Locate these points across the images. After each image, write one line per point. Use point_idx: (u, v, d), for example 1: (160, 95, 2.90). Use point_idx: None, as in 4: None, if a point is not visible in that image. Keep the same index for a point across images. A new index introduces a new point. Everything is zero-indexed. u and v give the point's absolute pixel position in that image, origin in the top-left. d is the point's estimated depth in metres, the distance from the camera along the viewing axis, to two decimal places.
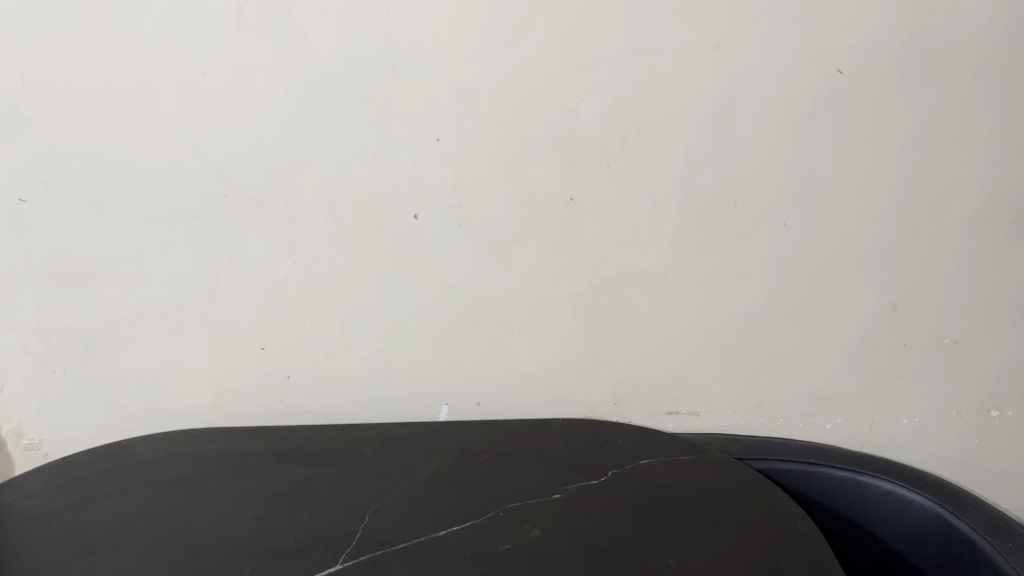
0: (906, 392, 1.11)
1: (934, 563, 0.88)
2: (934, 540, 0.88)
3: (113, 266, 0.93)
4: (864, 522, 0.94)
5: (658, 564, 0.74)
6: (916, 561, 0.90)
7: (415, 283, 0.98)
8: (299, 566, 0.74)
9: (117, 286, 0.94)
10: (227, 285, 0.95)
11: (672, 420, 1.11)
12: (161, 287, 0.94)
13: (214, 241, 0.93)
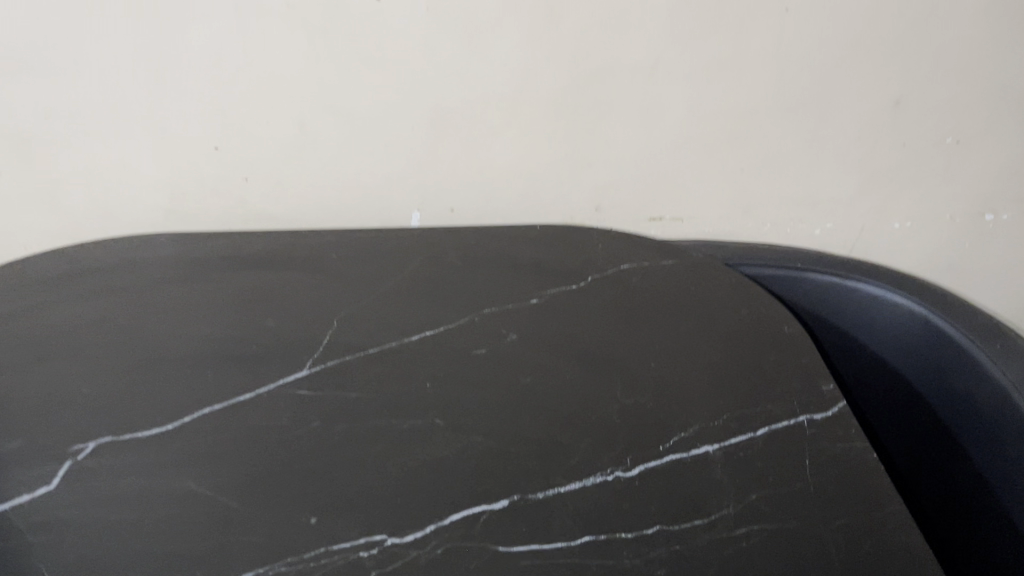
0: (900, 196, 1.06)
1: (915, 365, 0.87)
2: (918, 343, 0.86)
3: (33, 56, 0.83)
4: (848, 328, 0.90)
5: (638, 367, 0.71)
6: (896, 362, 0.89)
7: (379, 77, 0.90)
8: (261, 371, 0.71)
9: (46, 79, 0.85)
10: (170, 79, 0.87)
11: (654, 225, 1.07)
12: (95, 80, 0.86)
13: (146, 28, 0.83)
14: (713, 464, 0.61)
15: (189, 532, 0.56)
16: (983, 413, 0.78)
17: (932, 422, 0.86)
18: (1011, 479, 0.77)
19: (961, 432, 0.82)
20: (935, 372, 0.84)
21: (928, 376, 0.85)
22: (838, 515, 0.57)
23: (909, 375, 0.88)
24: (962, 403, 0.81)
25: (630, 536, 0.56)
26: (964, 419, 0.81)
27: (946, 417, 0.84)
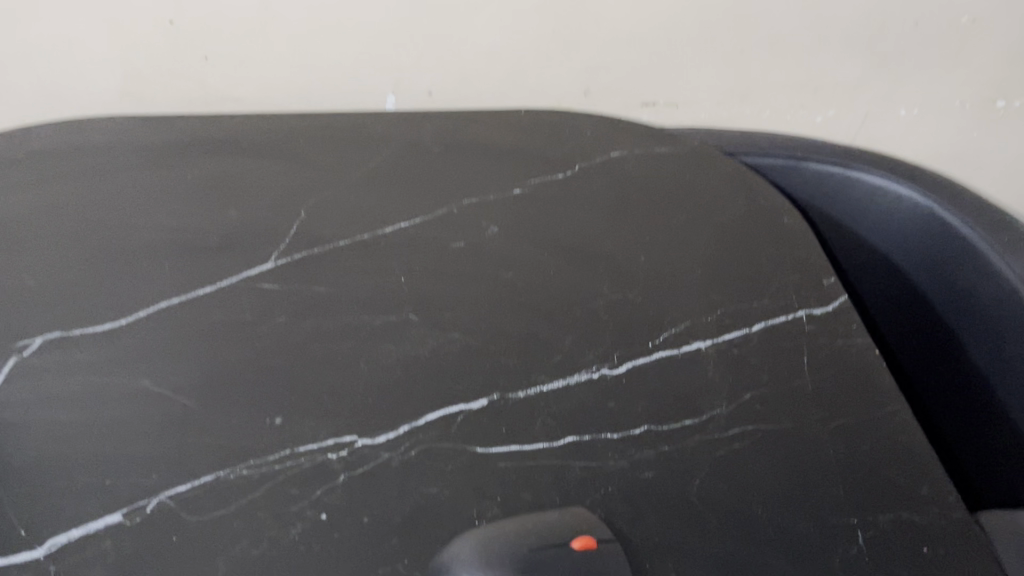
0: (908, 81, 1.00)
1: (917, 261, 0.82)
2: (922, 238, 0.80)
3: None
4: (848, 221, 0.84)
5: (628, 260, 0.66)
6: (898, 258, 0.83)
7: None
8: (221, 264, 0.65)
9: None
10: None
11: (647, 111, 1.00)
12: None
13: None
14: (706, 362, 0.57)
15: (143, 434, 0.52)
16: (989, 310, 0.75)
17: (928, 319, 0.82)
18: (1012, 378, 0.74)
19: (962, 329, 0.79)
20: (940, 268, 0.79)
21: (930, 272, 0.81)
22: (837, 414, 0.53)
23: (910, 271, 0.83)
24: (966, 299, 0.77)
25: (615, 437, 0.52)
26: (966, 315, 0.78)
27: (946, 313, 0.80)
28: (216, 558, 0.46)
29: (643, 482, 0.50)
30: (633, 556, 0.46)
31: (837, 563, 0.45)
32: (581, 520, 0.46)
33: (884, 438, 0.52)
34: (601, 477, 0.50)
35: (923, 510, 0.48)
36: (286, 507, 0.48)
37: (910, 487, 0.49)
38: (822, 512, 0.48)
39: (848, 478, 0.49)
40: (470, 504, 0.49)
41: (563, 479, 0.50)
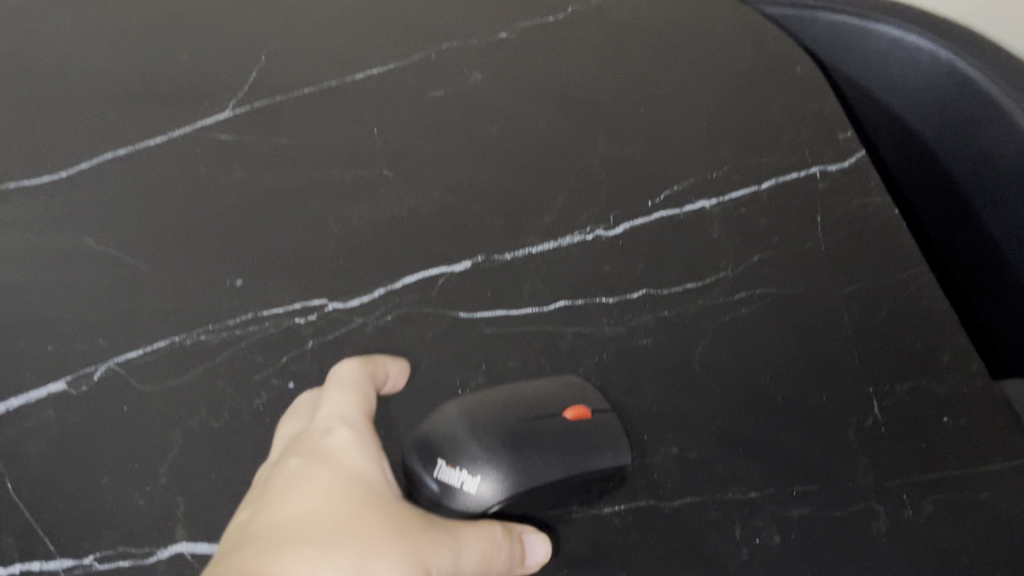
0: None
1: (941, 135, 0.66)
2: (945, 106, 0.65)
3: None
4: (863, 86, 0.70)
5: (626, 112, 0.60)
6: (919, 133, 0.68)
7: None
8: (173, 112, 0.58)
9: None
10: None
11: None
12: None
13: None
14: (710, 222, 0.52)
15: (89, 297, 0.47)
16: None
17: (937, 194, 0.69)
18: None
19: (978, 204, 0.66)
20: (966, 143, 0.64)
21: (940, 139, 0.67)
22: (852, 278, 0.49)
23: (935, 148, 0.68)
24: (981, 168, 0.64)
25: (611, 301, 0.48)
26: (1003, 204, 0.63)
27: (963, 193, 0.66)
28: (172, 429, 0.41)
29: (642, 349, 0.46)
30: (631, 428, 0.42)
31: (851, 435, 0.42)
32: (578, 387, 0.42)
33: (904, 303, 0.47)
34: (596, 345, 0.46)
35: (944, 379, 0.44)
36: (249, 376, 0.44)
37: (931, 353, 0.45)
38: (835, 378, 0.44)
39: (864, 346, 0.45)
40: (452, 372, 0.45)
41: (554, 347, 0.46)
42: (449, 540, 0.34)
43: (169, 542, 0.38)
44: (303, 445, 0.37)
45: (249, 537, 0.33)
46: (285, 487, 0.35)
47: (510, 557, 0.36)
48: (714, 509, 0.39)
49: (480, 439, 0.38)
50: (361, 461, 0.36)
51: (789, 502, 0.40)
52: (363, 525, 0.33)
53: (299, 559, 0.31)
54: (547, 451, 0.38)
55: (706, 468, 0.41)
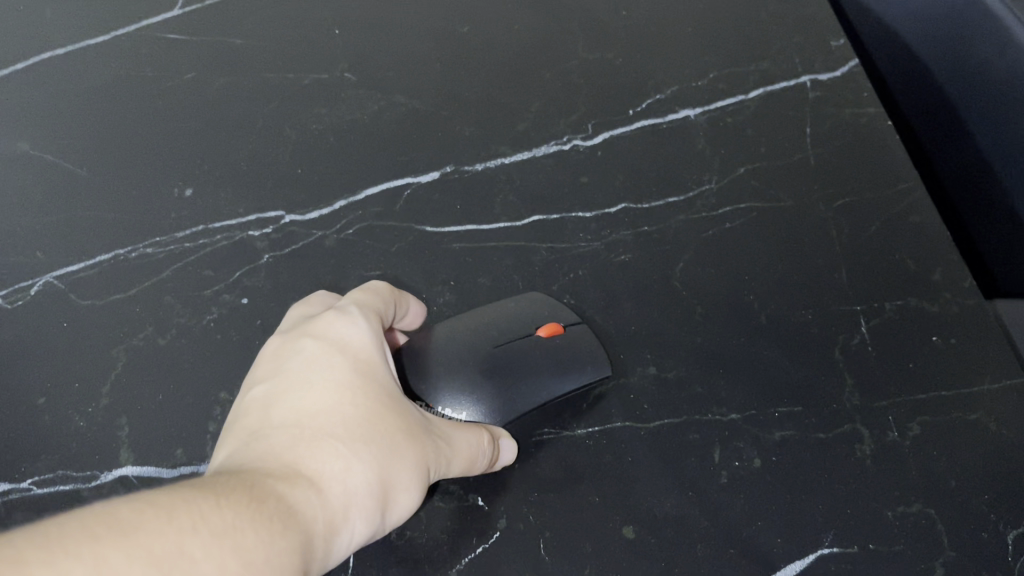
0: None
1: (933, 45, 0.62)
2: (938, 12, 0.60)
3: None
4: None
5: (606, 15, 0.56)
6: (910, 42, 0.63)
7: None
8: (114, 9, 0.54)
9: None
10: None
11: None
12: None
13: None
14: (694, 133, 0.49)
15: (25, 207, 0.44)
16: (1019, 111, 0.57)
17: (928, 114, 0.64)
18: None
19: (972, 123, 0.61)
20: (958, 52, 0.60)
21: (937, 53, 0.61)
22: (843, 191, 0.46)
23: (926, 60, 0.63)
24: (979, 84, 0.59)
25: (588, 216, 0.45)
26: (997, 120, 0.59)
27: (955, 109, 0.62)
28: (116, 347, 0.39)
29: (620, 265, 0.43)
30: (607, 348, 0.40)
31: (838, 355, 0.40)
32: (542, 302, 0.40)
33: (896, 218, 0.45)
34: (571, 260, 0.43)
35: (936, 297, 0.42)
36: (198, 291, 0.41)
37: (922, 272, 0.43)
38: (822, 297, 0.42)
39: (852, 262, 0.43)
40: (419, 288, 0.42)
41: (527, 263, 0.43)
42: (447, 444, 0.33)
43: (112, 465, 0.35)
44: (315, 326, 0.34)
45: (266, 419, 0.31)
46: (304, 374, 0.32)
47: (490, 460, 0.35)
48: (693, 431, 0.38)
49: (456, 371, 0.36)
50: (377, 358, 0.34)
51: (771, 424, 0.38)
52: (390, 428, 0.31)
53: (332, 458, 0.30)
54: (527, 382, 0.37)
55: (686, 389, 0.39)
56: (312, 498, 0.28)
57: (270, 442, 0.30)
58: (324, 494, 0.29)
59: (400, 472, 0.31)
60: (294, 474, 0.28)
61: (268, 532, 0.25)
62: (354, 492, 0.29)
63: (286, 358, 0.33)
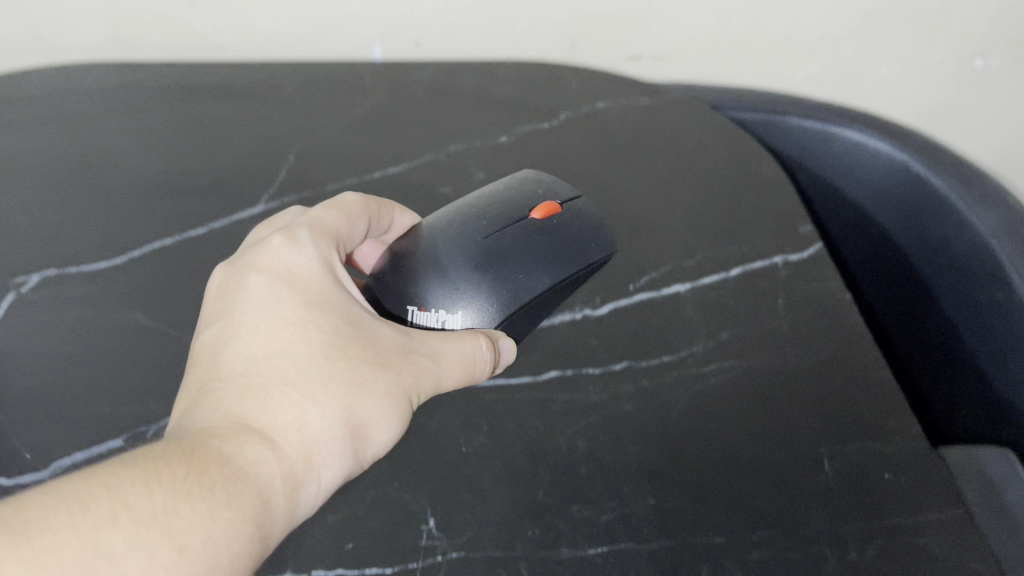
0: (891, 37, 0.96)
1: (901, 225, 0.79)
2: (903, 197, 0.78)
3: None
4: (837, 184, 0.83)
5: (611, 206, 0.68)
6: (886, 223, 0.80)
7: None
8: (210, 207, 0.66)
9: None
10: None
11: (633, 66, 0.98)
12: None
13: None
14: (685, 304, 0.59)
15: (140, 366, 0.54)
16: (967, 279, 0.72)
17: (907, 289, 0.80)
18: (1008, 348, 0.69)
19: (945, 293, 0.76)
20: (920, 232, 0.77)
21: (911, 233, 0.78)
22: (812, 352, 0.55)
23: (897, 237, 0.80)
24: (940, 263, 0.75)
25: (597, 372, 0.55)
26: (954, 291, 0.74)
27: (924, 280, 0.77)
28: None
29: (624, 413, 0.52)
30: (613, 482, 0.49)
31: (806, 488, 0.48)
32: (502, 203, 0.56)
33: (854, 375, 0.54)
34: (583, 409, 0.52)
35: (889, 440, 0.50)
36: None
37: (877, 420, 0.51)
38: (793, 441, 0.50)
39: (818, 410, 0.52)
40: (457, 433, 0.51)
41: (546, 409, 0.52)
42: (431, 361, 0.49)
43: None
44: (275, 259, 0.51)
45: (232, 366, 0.47)
46: (264, 325, 0.48)
47: (489, 363, 0.51)
48: (685, 552, 0.45)
49: (441, 276, 0.53)
50: (330, 285, 0.50)
51: (750, 546, 0.45)
52: (340, 365, 0.47)
53: (290, 406, 0.45)
54: (498, 278, 0.53)
55: (680, 517, 0.47)
56: (265, 450, 0.43)
57: (232, 395, 0.45)
58: (279, 443, 0.43)
59: (356, 404, 0.46)
60: (250, 430, 0.43)
61: (209, 499, 0.39)
62: (313, 445, 0.44)
63: (253, 292, 0.50)
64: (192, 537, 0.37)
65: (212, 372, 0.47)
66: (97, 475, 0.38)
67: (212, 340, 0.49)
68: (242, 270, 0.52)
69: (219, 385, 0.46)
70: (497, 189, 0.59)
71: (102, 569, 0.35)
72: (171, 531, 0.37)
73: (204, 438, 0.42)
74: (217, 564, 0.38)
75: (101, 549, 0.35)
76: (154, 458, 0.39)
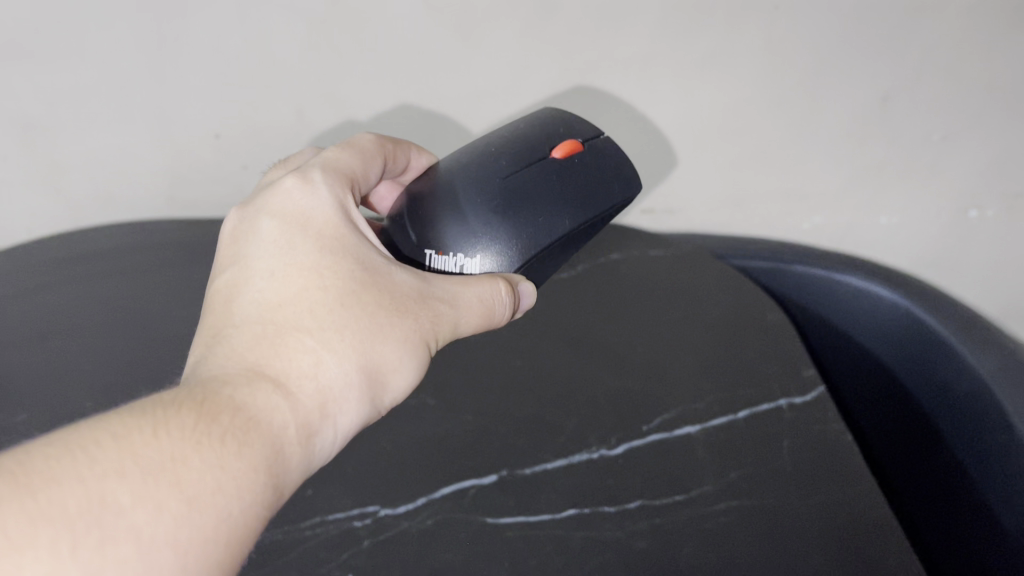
0: (889, 190, 1.03)
1: (907, 364, 0.83)
2: (908, 339, 0.83)
3: (7, 33, 0.79)
4: (845, 327, 0.88)
5: (626, 350, 0.73)
6: (893, 364, 0.85)
7: (361, 68, 0.85)
8: None
9: (28, 72, 0.82)
10: (158, 71, 0.84)
11: (646, 218, 1.05)
12: (74, 72, 0.83)
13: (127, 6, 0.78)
14: (696, 445, 0.63)
15: None
16: (969, 418, 0.75)
17: (918, 429, 0.83)
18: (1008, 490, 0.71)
19: (950, 432, 0.78)
20: (924, 371, 0.81)
21: (915, 373, 0.82)
22: (816, 491, 0.59)
23: (904, 376, 0.84)
24: (944, 403, 0.79)
25: (613, 509, 0.58)
26: (957, 430, 0.77)
27: (932, 419, 0.81)
28: None
29: (638, 549, 0.55)
30: None
31: None
32: (518, 148, 0.62)
33: (857, 514, 0.57)
34: (600, 546, 0.56)
35: None
36: (315, 568, 0.54)
37: (879, 557, 0.54)
38: None
39: (822, 546, 0.55)
40: (481, 568, 0.54)
41: (565, 545, 0.56)
42: (445, 305, 0.55)
43: None
44: (288, 205, 0.55)
45: (247, 312, 0.51)
46: (277, 271, 0.52)
47: (501, 304, 0.57)
48: None
49: (463, 220, 0.59)
50: (343, 229, 0.54)
51: None
52: (352, 313, 0.51)
53: (304, 353, 0.49)
54: (516, 221, 0.59)
55: None
56: (279, 399, 0.46)
57: (247, 341, 0.49)
58: (292, 391, 0.47)
59: (370, 348, 0.51)
60: (263, 376, 0.47)
61: (219, 447, 0.42)
62: (326, 391, 0.48)
63: (266, 237, 0.54)
64: (201, 488, 0.40)
65: (228, 319, 0.51)
66: (104, 427, 0.40)
67: (228, 282, 0.53)
68: (256, 214, 0.55)
69: (235, 331, 0.50)
70: (510, 132, 0.64)
71: (110, 521, 0.37)
72: (180, 483, 0.39)
73: (218, 386, 0.45)
74: (227, 513, 0.41)
75: (108, 501, 0.37)
76: (163, 409, 0.42)
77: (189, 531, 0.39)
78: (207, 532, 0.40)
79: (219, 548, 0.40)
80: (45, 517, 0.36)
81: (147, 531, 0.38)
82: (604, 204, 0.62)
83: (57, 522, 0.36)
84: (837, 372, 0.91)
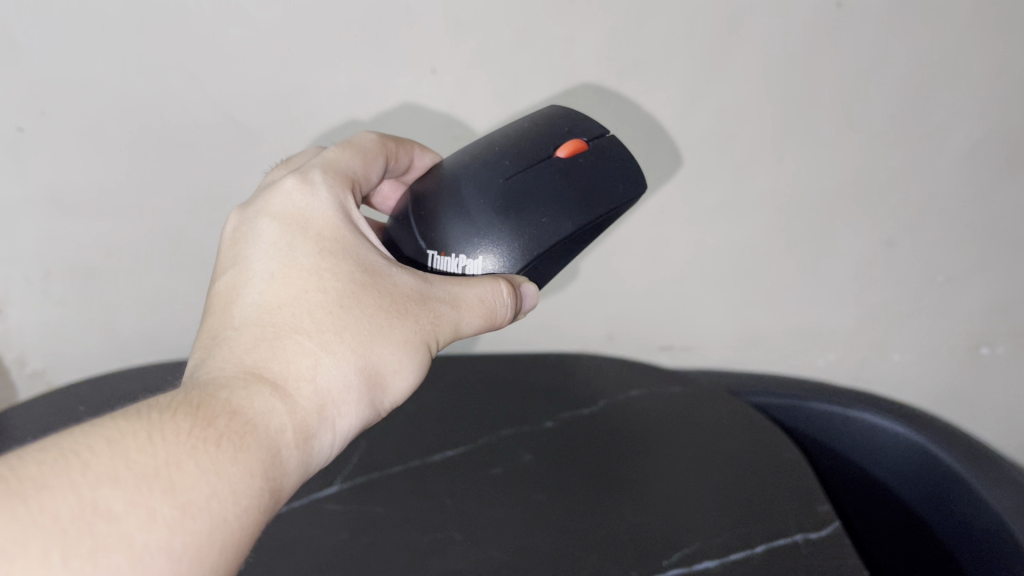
0: (900, 328, 1.07)
1: (924, 500, 0.84)
2: (925, 474, 0.84)
3: (82, 193, 0.88)
4: (862, 463, 0.90)
5: (645, 487, 0.75)
6: (910, 499, 0.86)
7: None
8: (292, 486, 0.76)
9: (96, 224, 0.90)
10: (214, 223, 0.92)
11: (665, 354, 1.09)
12: (138, 223, 0.91)
13: (189, 167, 0.87)
14: None
15: None
16: (987, 554, 0.76)
17: (939, 566, 0.83)
18: None
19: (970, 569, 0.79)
20: (941, 506, 0.82)
21: (933, 509, 0.83)
22: None
23: (921, 512, 0.85)
24: (962, 539, 0.79)
25: None
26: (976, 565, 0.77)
27: (951, 555, 0.81)
28: None
29: None
30: None
31: None
32: (522, 148, 0.63)
33: None
34: None
35: None
36: None
37: None
38: None
39: None
40: None
41: None
42: (448, 307, 0.55)
43: None
44: (289, 206, 0.56)
45: (247, 314, 0.51)
46: (277, 273, 0.52)
47: (502, 308, 0.58)
48: None
49: (467, 219, 0.61)
50: (343, 231, 0.55)
51: None
52: (351, 312, 0.51)
53: (302, 354, 0.49)
54: (517, 219, 0.60)
55: None
56: (276, 399, 0.46)
57: (245, 343, 0.49)
58: (289, 392, 0.47)
59: (370, 349, 0.51)
60: (260, 378, 0.47)
61: (214, 450, 0.42)
62: (325, 394, 0.48)
63: (266, 239, 0.54)
64: (193, 494, 0.40)
65: (228, 321, 0.51)
66: (99, 432, 0.40)
67: (230, 285, 0.53)
68: (256, 216, 0.56)
69: (235, 332, 0.50)
70: (517, 130, 0.65)
71: (103, 529, 0.37)
72: (174, 489, 0.39)
73: (216, 389, 0.45)
74: (221, 518, 0.40)
75: (102, 508, 0.37)
76: (158, 414, 0.42)
77: (184, 539, 0.39)
78: (201, 539, 0.39)
79: (214, 557, 0.40)
80: (35, 524, 0.35)
81: (140, 538, 0.37)
82: (609, 202, 0.62)
83: (50, 532, 0.36)
84: (855, 507, 0.92)
